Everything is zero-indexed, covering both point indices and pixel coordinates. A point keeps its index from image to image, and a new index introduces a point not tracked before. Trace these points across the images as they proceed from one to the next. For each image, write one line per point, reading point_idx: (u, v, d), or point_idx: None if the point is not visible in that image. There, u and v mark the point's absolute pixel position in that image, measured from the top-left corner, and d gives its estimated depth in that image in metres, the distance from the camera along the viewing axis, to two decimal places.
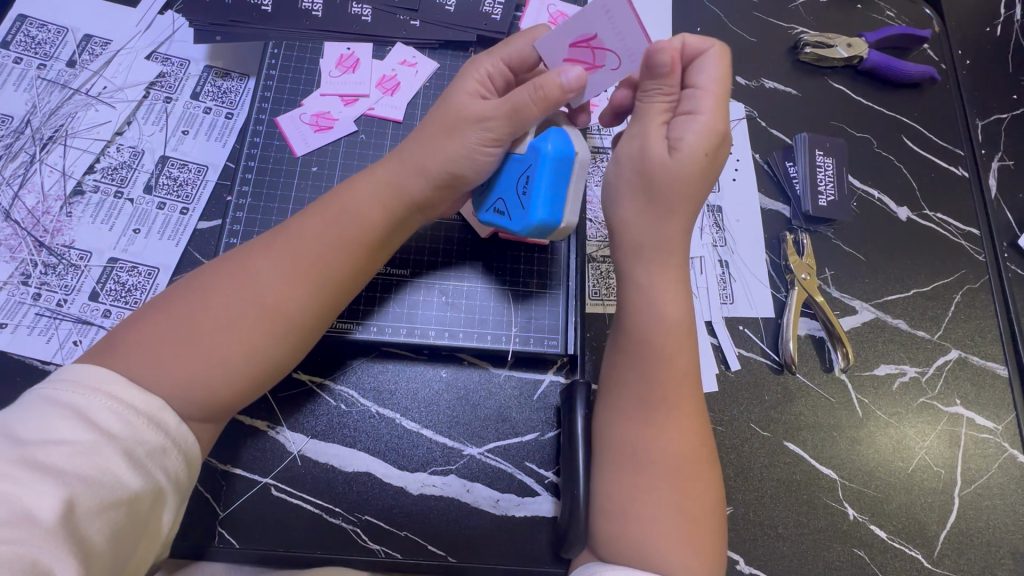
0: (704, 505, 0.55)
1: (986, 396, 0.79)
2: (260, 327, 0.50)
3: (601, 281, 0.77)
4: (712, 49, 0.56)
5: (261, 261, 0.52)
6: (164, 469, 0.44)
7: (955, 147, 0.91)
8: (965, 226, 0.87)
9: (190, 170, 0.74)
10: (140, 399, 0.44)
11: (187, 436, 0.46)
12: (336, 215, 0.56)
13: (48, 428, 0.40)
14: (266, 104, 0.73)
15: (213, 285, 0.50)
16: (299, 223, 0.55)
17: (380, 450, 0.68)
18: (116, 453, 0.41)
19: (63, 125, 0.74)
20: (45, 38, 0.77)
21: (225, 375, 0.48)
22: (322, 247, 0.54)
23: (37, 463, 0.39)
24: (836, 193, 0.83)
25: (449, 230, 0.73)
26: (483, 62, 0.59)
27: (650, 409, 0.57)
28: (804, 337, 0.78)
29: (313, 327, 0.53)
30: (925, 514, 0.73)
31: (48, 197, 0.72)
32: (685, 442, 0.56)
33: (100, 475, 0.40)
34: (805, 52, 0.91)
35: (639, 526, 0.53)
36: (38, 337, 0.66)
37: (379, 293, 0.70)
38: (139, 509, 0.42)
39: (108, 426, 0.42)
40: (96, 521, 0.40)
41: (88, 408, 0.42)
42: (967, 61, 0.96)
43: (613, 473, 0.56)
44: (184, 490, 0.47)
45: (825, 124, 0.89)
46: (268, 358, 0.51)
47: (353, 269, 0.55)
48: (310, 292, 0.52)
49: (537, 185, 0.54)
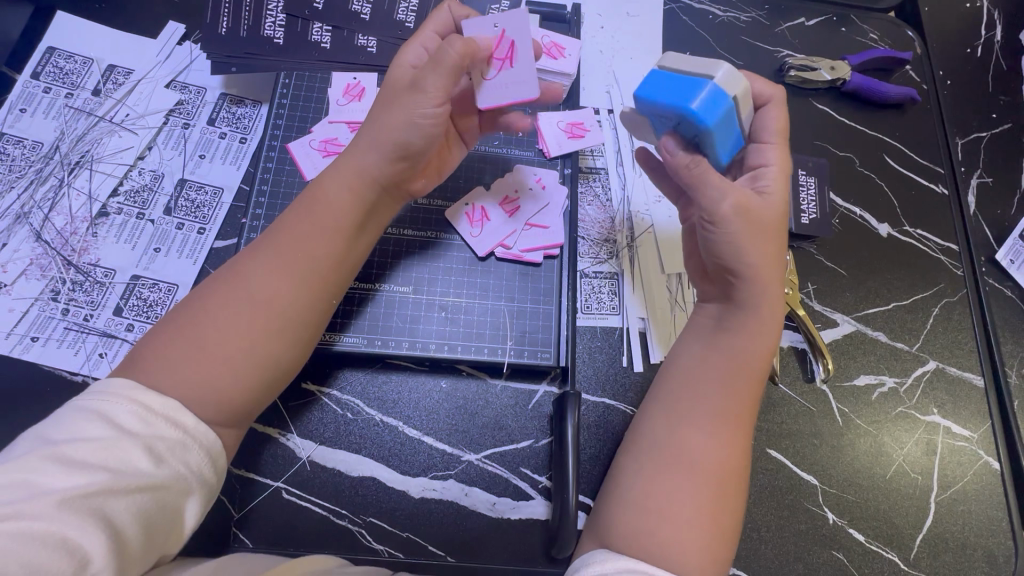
0: (731, 521, 0.55)
1: (962, 405, 0.82)
2: (273, 341, 0.55)
3: (593, 296, 0.81)
4: (778, 102, 0.66)
5: (255, 265, 0.57)
6: (186, 462, 0.49)
7: (934, 165, 0.94)
8: (944, 242, 0.90)
9: (207, 192, 0.79)
10: (159, 402, 0.49)
11: (208, 433, 0.50)
12: (316, 213, 0.59)
13: (75, 427, 0.46)
14: (278, 131, 0.79)
15: (221, 301, 0.54)
16: (283, 225, 0.59)
17: (384, 456, 0.72)
18: (136, 447, 0.46)
19: (88, 151, 0.80)
20: (72, 69, 0.83)
21: (235, 375, 0.53)
22: (305, 243, 0.58)
23: (67, 456, 0.44)
24: (818, 211, 0.87)
25: (450, 250, 0.78)
26: (416, 39, 0.67)
27: (711, 422, 0.57)
28: (787, 349, 0.82)
29: (308, 319, 0.57)
30: (901, 519, 0.77)
31: (75, 218, 0.77)
32: (726, 455, 0.56)
33: (124, 467, 0.45)
34: (790, 75, 0.95)
35: (664, 526, 0.52)
36: (66, 349, 0.71)
37: (356, 307, 0.74)
38: (164, 497, 0.47)
39: (130, 425, 0.47)
40: (121, 507, 0.45)
41: (112, 410, 0.47)
42: (947, 82, 1.00)
43: (652, 474, 0.55)
44: (209, 484, 0.51)
45: (809, 144, 0.93)
46: (273, 357, 0.55)
47: (337, 261, 0.59)
48: (300, 287, 0.57)
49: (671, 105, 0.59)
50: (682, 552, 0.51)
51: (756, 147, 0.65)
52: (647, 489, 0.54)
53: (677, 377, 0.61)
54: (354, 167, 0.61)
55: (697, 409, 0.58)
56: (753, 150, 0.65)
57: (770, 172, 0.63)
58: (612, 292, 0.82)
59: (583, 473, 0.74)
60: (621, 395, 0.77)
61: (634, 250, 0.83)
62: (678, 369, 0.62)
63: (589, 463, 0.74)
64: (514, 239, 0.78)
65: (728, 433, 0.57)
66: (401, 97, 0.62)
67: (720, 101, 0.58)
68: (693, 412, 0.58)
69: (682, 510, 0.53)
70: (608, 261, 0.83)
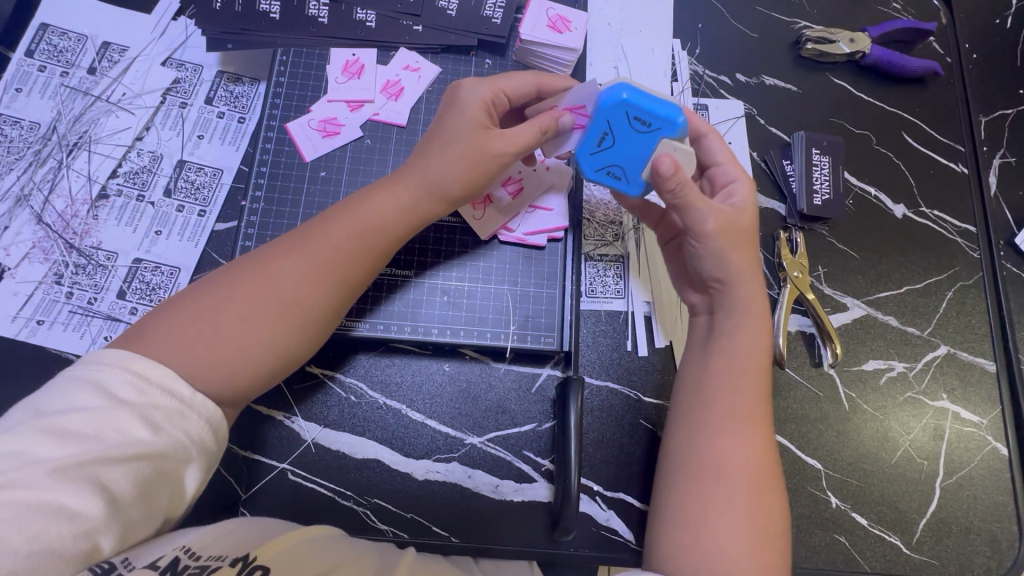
0: (776, 517, 0.56)
1: (972, 390, 0.81)
2: (287, 325, 0.56)
3: (598, 280, 0.80)
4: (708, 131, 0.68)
5: (288, 261, 0.57)
6: (184, 430, 0.49)
7: (955, 143, 0.91)
8: (962, 223, 0.88)
9: (206, 173, 0.78)
10: (154, 371, 0.49)
11: (206, 403, 0.51)
12: (364, 224, 0.60)
13: (70, 398, 0.47)
14: (276, 111, 0.76)
15: (240, 285, 0.55)
16: (323, 227, 0.60)
17: (388, 439, 0.73)
18: (132, 416, 0.47)
19: (86, 132, 0.78)
20: (66, 46, 0.81)
21: (245, 361, 0.54)
22: (347, 251, 0.59)
23: (62, 427, 0.45)
24: (831, 192, 0.85)
25: (451, 231, 0.76)
26: (481, 88, 0.65)
27: (732, 420, 0.58)
28: (795, 333, 0.81)
29: (329, 316, 0.59)
30: (905, 504, 0.77)
31: (76, 201, 0.76)
32: (752, 452, 0.57)
33: (121, 435, 0.46)
34: (806, 48, 0.91)
35: (712, 535, 0.53)
36: (72, 332, 0.71)
37: (373, 293, 0.73)
38: (163, 465, 0.48)
39: (124, 394, 0.48)
40: (117, 473, 0.46)
41: (107, 380, 0.48)
42: (973, 55, 0.95)
43: (688, 486, 0.57)
44: (210, 453, 0.52)
45: (823, 122, 0.90)
46: (285, 346, 0.56)
47: (369, 273, 0.61)
48: (328, 287, 0.58)
49: (649, 110, 0.61)
50: (731, 558, 0.52)
51: (716, 169, 0.67)
52: (690, 500, 0.56)
53: (686, 390, 0.62)
54: (407, 187, 0.63)
55: (719, 407, 0.59)
56: (716, 172, 0.67)
57: (740, 185, 0.65)
58: (617, 276, 0.80)
59: (586, 457, 0.74)
60: (624, 379, 0.77)
61: (641, 231, 0.81)
62: (711, 378, 0.61)
63: (592, 447, 0.74)
64: (518, 222, 0.76)
65: (750, 427, 0.58)
66: (452, 135, 0.63)
67: (612, 94, 0.61)
68: (708, 413, 0.59)
69: (725, 517, 0.54)
70: (613, 244, 0.81)
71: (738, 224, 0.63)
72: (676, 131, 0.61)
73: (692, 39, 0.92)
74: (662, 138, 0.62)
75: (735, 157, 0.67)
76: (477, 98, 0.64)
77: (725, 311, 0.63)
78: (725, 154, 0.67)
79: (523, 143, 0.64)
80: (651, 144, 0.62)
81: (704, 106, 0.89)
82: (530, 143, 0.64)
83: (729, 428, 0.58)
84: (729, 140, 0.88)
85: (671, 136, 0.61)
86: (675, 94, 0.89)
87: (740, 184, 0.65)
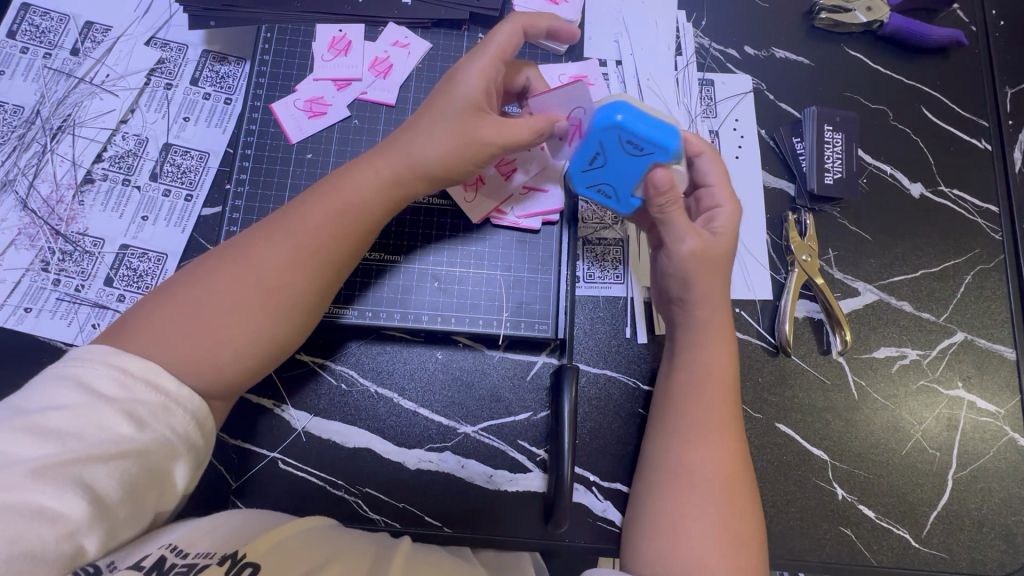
0: (747, 524, 0.57)
1: (989, 378, 0.77)
2: (267, 310, 0.54)
3: (597, 263, 0.77)
4: (705, 152, 0.66)
5: (265, 246, 0.55)
6: (170, 426, 0.48)
7: (978, 118, 0.86)
8: (983, 204, 0.83)
9: (192, 157, 0.76)
10: (138, 366, 0.48)
11: (192, 397, 0.49)
12: (344, 203, 0.58)
13: (50, 396, 0.45)
14: (260, 91, 0.73)
15: (218, 273, 0.53)
16: (300, 209, 0.57)
17: (380, 428, 0.71)
18: (115, 413, 0.45)
19: (70, 115, 0.77)
20: (48, 26, 0.79)
21: (230, 351, 0.52)
22: (326, 232, 0.57)
23: (41, 425, 0.43)
24: (844, 170, 0.80)
25: (442, 215, 0.73)
26: (479, 66, 0.61)
27: (703, 428, 0.60)
28: (802, 319, 0.78)
29: (313, 302, 0.57)
30: (915, 496, 0.74)
31: (61, 186, 0.75)
32: (727, 461, 0.59)
33: (103, 432, 0.45)
34: (820, 18, 0.86)
35: (686, 543, 0.55)
36: (59, 320, 0.70)
37: (362, 279, 0.71)
38: (148, 461, 0.46)
39: (108, 391, 0.46)
40: (103, 472, 0.44)
41: (87, 376, 0.46)
42: (1001, 22, 0.89)
43: (662, 491, 0.58)
44: (199, 448, 0.51)
45: (837, 96, 0.85)
46: (271, 334, 0.54)
47: (349, 255, 0.59)
48: (308, 272, 0.56)
49: (643, 135, 0.58)
50: (705, 558, 0.54)
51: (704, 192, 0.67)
52: (664, 509, 0.57)
53: (658, 407, 0.64)
54: (386, 163, 0.60)
55: (688, 416, 0.61)
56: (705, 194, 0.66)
57: (723, 212, 0.65)
58: (616, 260, 0.77)
59: (582, 446, 0.72)
60: (622, 367, 0.74)
61: None
62: (681, 388, 0.62)
63: (589, 436, 0.72)
64: (511, 204, 0.73)
65: (722, 437, 0.60)
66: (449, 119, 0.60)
67: (606, 117, 0.59)
68: (678, 423, 0.61)
69: (697, 523, 0.55)
70: (612, 227, 0.78)
71: (718, 246, 0.64)
72: (668, 156, 0.59)
73: (698, 9, 0.87)
74: (654, 162, 0.60)
75: (727, 179, 0.66)
76: (473, 76, 0.61)
77: (710, 319, 0.64)
78: (716, 177, 0.66)
79: (516, 137, 0.61)
80: (642, 168, 0.61)
81: (709, 81, 0.84)
82: (522, 141, 0.62)
83: (702, 436, 0.60)
84: (735, 117, 0.83)
85: (664, 161, 0.60)
86: (679, 69, 0.84)
87: (725, 211, 0.65)
